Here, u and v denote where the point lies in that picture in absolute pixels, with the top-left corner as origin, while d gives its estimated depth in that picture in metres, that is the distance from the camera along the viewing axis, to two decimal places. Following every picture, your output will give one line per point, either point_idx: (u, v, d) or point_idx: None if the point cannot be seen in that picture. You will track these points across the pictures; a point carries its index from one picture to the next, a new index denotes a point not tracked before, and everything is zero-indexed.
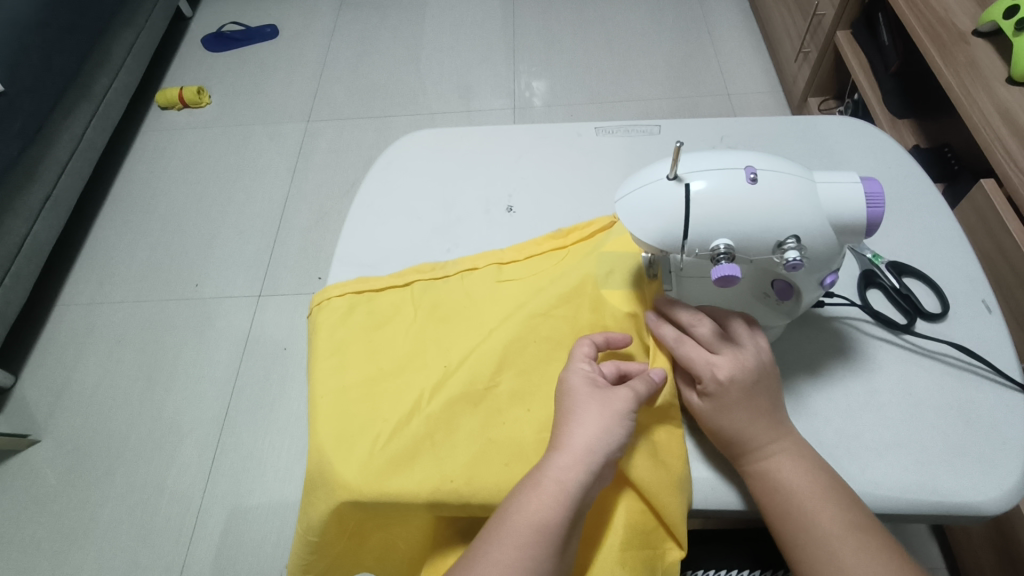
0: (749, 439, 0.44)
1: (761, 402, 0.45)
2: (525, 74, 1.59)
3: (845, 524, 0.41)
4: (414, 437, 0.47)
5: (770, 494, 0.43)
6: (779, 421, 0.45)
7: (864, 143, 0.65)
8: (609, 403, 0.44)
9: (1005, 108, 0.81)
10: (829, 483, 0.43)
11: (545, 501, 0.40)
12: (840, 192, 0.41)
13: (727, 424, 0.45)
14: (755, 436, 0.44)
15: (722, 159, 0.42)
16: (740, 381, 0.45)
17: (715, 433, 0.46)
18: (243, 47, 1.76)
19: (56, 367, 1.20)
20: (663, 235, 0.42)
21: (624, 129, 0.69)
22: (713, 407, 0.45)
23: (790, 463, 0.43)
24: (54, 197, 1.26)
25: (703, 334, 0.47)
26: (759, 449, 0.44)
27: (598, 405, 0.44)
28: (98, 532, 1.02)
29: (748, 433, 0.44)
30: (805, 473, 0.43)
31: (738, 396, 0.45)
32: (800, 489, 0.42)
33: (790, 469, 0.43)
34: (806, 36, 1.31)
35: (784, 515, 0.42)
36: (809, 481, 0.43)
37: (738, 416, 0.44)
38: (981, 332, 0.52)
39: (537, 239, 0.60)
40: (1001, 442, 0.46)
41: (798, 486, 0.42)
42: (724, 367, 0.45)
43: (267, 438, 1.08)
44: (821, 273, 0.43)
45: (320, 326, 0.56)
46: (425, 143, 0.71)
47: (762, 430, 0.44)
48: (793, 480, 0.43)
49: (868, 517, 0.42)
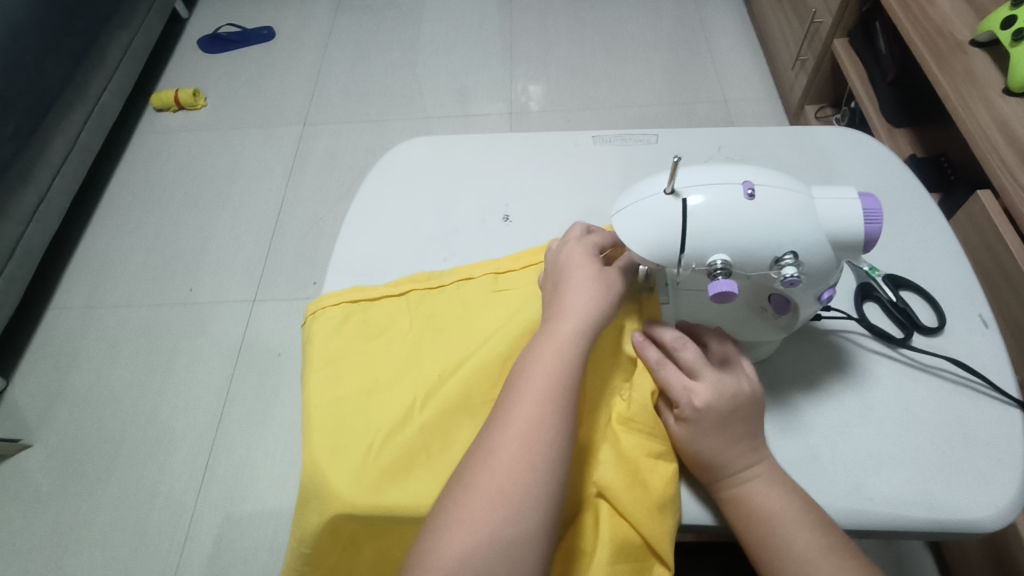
0: (725, 465, 0.44)
1: (736, 428, 0.44)
2: (523, 78, 1.59)
3: (822, 548, 0.40)
4: (410, 448, 0.47)
5: (746, 519, 0.43)
6: (756, 446, 0.44)
7: (862, 155, 0.65)
8: (598, 277, 0.48)
9: (1002, 119, 0.81)
10: (806, 507, 0.42)
11: (536, 387, 0.43)
12: (838, 208, 0.41)
13: (703, 448, 0.44)
14: (729, 461, 0.44)
15: (719, 174, 0.41)
16: (717, 408, 0.44)
17: (691, 456, 0.45)
18: (239, 49, 1.75)
19: (49, 371, 1.19)
20: (659, 249, 0.41)
21: (621, 138, 0.69)
22: (689, 432, 0.45)
23: (764, 486, 0.43)
24: (48, 199, 1.25)
25: (687, 358, 0.46)
26: (734, 474, 0.44)
27: (584, 277, 0.47)
28: (88, 539, 1.01)
29: (723, 459, 0.44)
30: (780, 496, 0.43)
31: (713, 421, 0.44)
32: (775, 513, 0.42)
33: (765, 493, 0.43)
34: (804, 44, 1.31)
35: (759, 537, 0.42)
36: (784, 504, 0.42)
37: (715, 441, 0.44)
38: (977, 347, 0.52)
39: (534, 248, 0.59)
40: (997, 458, 0.46)
41: (773, 511, 0.42)
42: (702, 395, 0.44)
43: (260, 444, 1.07)
44: (818, 288, 0.43)
45: (315, 336, 0.55)
46: (421, 150, 0.70)
47: (738, 455, 0.44)
48: (768, 504, 0.42)
49: (845, 540, 0.41)
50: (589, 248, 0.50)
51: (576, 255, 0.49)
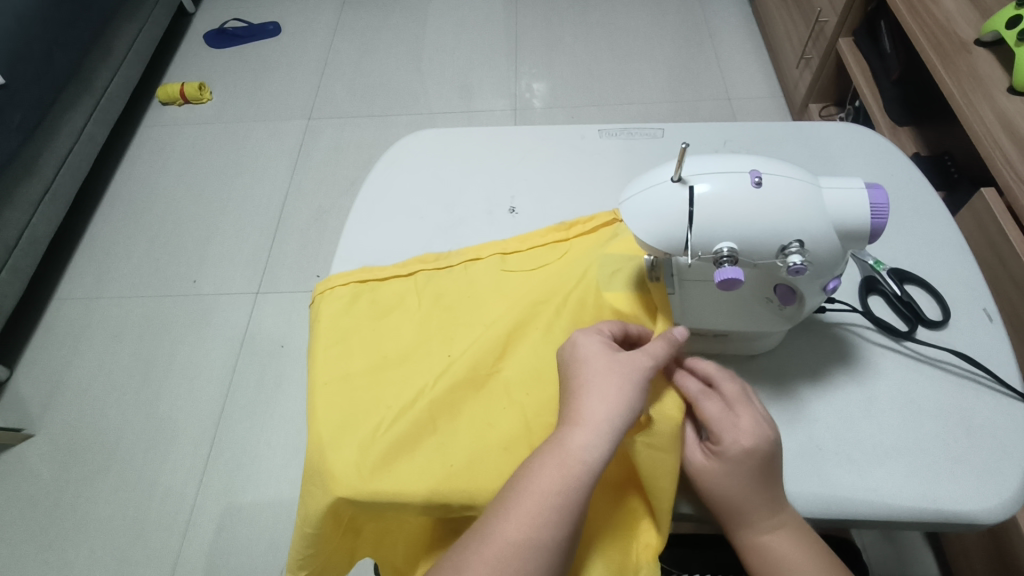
0: (749, 513, 0.43)
1: (765, 478, 0.43)
2: (527, 75, 1.59)
3: None
4: (416, 422, 0.47)
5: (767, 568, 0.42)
6: (776, 493, 0.43)
7: (866, 149, 0.65)
8: (624, 383, 0.42)
9: (1006, 117, 0.81)
10: (817, 553, 0.43)
11: (539, 491, 0.39)
12: (845, 197, 0.41)
13: (728, 492, 0.43)
14: (755, 509, 0.43)
15: (726, 163, 0.42)
16: (760, 453, 0.42)
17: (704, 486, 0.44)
18: (244, 44, 1.75)
19: (52, 360, 1.19)
20: (665, 237, 0.42)
21: (626, 132, 0.69)
22: (720, 472, 0.43)
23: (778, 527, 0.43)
24: (54, 190, 1.26)
25: (728, 392, 0.44)
26: (749, 519, 0.43)
27: (609, 385, 0.42)
28: (89, 529, 1.01)
29: (748, 506, 0.43)
30: (792, 541, 0.43)
31: (748, 468, 0.42)
32: (787, 561, 0.42)
33: (777, 534, 0.43)
34: (808, 43, 1.32)
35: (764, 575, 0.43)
36: (795, 547, 0.42)
37: (741, 487, 0.42)
38: (981, 341, 0.52)
39: (540, 230, 0.60)
40: (1000, 450, 0.46)
41: (784, 557, 0.42)
42: (746, 436, 0.42)
43: (263, 435, 1.07)
44: (824, 278, 0.43)
45: (324, 314, 0.55)
46: (427, 142, 0.71)
47: (761, 503, 0.43)
48: (788, 556, 0.42)
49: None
50: (604, 348, 0.44)
51: (591, 351, 0.44)
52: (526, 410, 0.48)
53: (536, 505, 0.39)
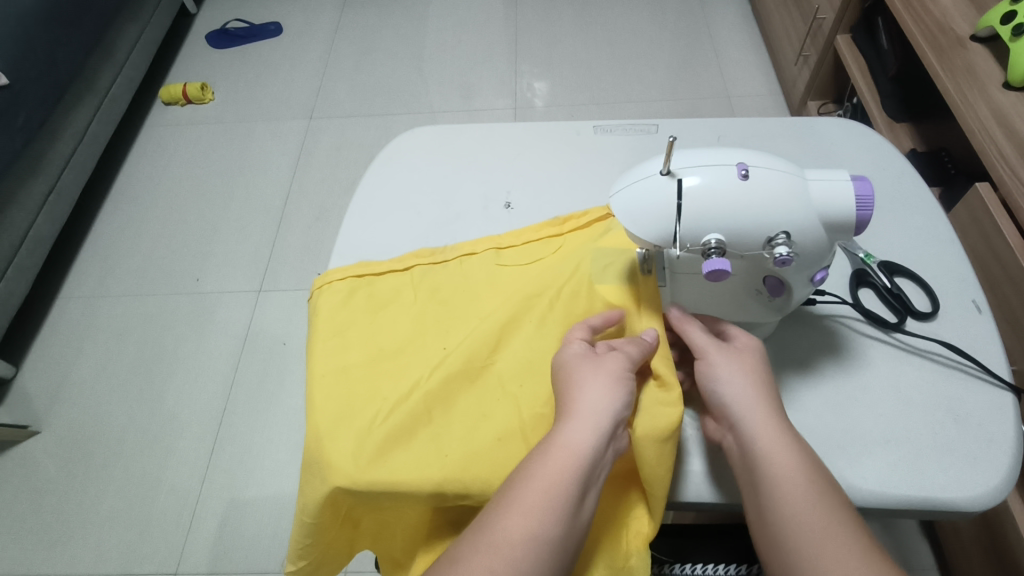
0: (755, 409, 0.43)
1: (766, 381, 0.45)
2: (528, 74, 1.60)
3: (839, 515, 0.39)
4: (411, 413, 0.48)
5: (776, 460, 0.41)
6: (768, 403, 0.44)
7: (858, 143, 0.66)
8: (612, 379, 0.44)
9: (1001, 112, 0.81)
10: (813, 469, 0.41)
11: (539, 482, 0.40)
12: (831, 189, 0.41)
13: (734, 393, 0.44)
14: (759, 407, 0.43)
15: (713, 156, 0.42)
16: (756, 356, 0.46)
17: (710, 395, 0.46)
18: (246, 44, 1.76)
19: (57, 358, 1.21)
20: (654, 229, 0.42)
21: (622, 128, 0.70)
22: (727, 369, 0.45)
23: (776, 437, 0.42)
24: (58, 190, 1.27)
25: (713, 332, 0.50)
26: (747, 426, 0.42)
27: (598, 382, 0.44)
28: (94, 524, 1.02)
29: (754, 402, 0.43)
30: (790, 458, 0.41)
31: (750, 361, 0.46)
32: (792, 459, 0.41)
33: (775, 442, 0.42)
34: (806, 40, 1.32)
35: (759, 485, 0.41)
36: (792, 464, 0.41)
37: (745, 383, 0.44)
38: (971, 332, 0.53)
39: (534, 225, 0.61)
40: (987, 439, 0.47)
41: (779, 465, 0.41)
42: (744, 340, 0.47)
43: (265, 430, 1.08)
44: (812, 270, 0.44)
45: (322, 308, 0.56)
46: (425, 139, 0.71)
47: (763, 403, 0.44)
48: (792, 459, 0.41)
49: (853, 519, 0.39)
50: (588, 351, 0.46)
51: (575, 355, 0.46)
52: (520, 401, 0.49)
53: (538, 493, 0.39)
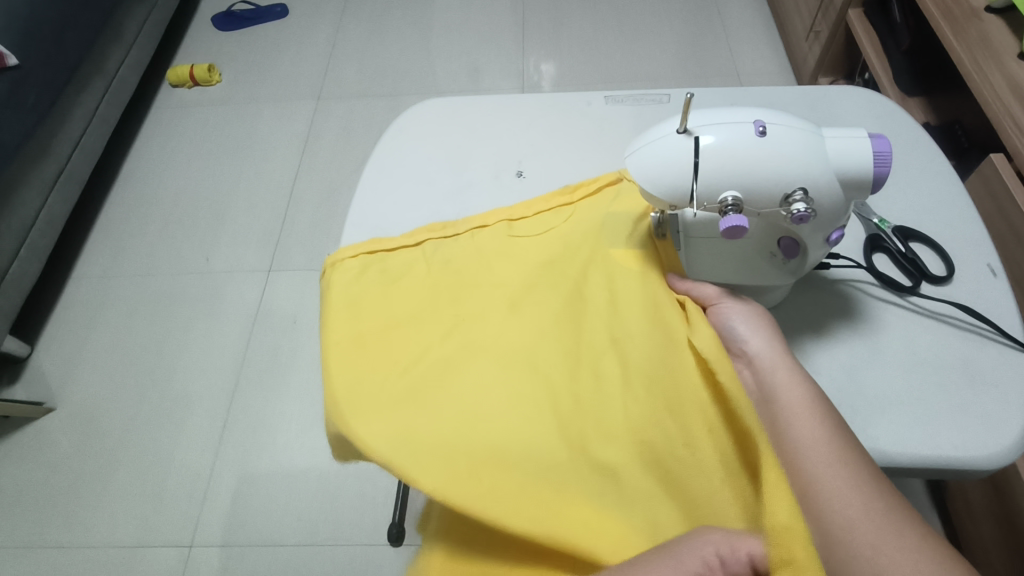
0: (765, 348, 0.45)
1: (775, 330, 0.47)
2: (535, 55, 1.59)
3: (842, 441, 0.40)
4: (428, 377, 0.48)
5: (786, 391, 0.42)
6: (779, 344, 0.45)
7: (873, 111, 0.65)
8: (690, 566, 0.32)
9: (1017, 83, 0.81)
10: (823, 403, 0.42)
11: None
12: (849, 146, 0.41)
13: (746, 334, 0.46)
14: (769, 346, 0.45)
15: (731, 114, 0.42)
16: (761, 311, 0.48)
17: (722, 336, 0.47)
18: (252, 26, 1.76)
19: (71, 337, 1.22)
20: (671, 187, 0.42)
21: (633, 98, 0.69)
22: (734, 312, 0.47)
23: (790, 374, 0.43)
24: (67, 171, 1.28)
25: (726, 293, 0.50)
26: (762, 361, 0.44)
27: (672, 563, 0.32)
28: (110, 498, 1.04)
29: (766, 342, 0.45)
30: (801, 392, 0.42)
31: (758, 312, 0.48)
32: (797, 395, 0.42)
33: (786, 375, 0.43)
34: (818, 15, 1.30)
35: (772, 411, 0.42)
36: (803, 396, 0.42)
37: (753, 327, 0.46)
38: (985, 295, 0.53)
39: (544, 196, 0.61)
40: (1001, 399, 0.47)
41: (793, 397, 0.42)
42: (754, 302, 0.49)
43: (278, 407, 1.09)
44: (827, 230, 0.44)
45: (336, 283, 0.57)
46: (436, 110, 0.71)
47: (774, 344, 0.45)
48: (799, 390, 0.42)
49: (860, 452, 0.40)
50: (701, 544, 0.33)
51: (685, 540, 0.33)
52: None
53: None
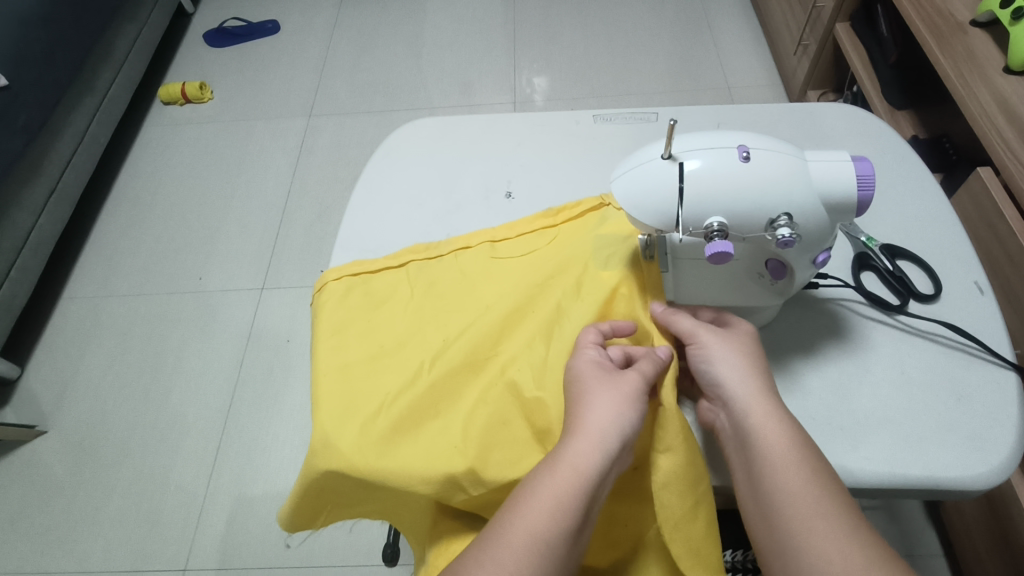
0: (739, 391, 0.43)
1: (760, 365, 0.45)
2: (526, 69, 1.60)
3: (826, 496, 0.39)
4: (413, 402, 0.48)
5: (764, 440, 0.41)
6: (763, 381, 0.44)
7: (859, 128, 0.66)
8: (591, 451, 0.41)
9: (1003, 98, 0.81)
10: (807, 448, 0.41)
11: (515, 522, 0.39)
12: (832, 170, 0.42)
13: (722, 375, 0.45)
14: (744, 386, 0.44)
15: (715, 138, 0.42)
16: (742, 341, 0.46)
17: (704, 377, 0.46)
18: (244, 43, 1.76)
19: (63, 359, 1.21)
20: (656, 212, 0.43)
21: (622, 116, 0.70)
22: (712, 343, 0.46)
23: (766, 415, 0.42)
24: (58, 191, 1.27)
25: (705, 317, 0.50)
26: (738, 405, 0.43)
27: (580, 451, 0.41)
28: (103, 522, 1.03)
29: (741, 382, 0.44)
30: (779, 434, 0.41)
31: (742, 344, 0.46)
32: (772, 444, 0.41)
33: (765, 419, 0.42)
34: (806, 29, 1.32)
35: (752, 460, 0.41)
36: (782, 442, 0.41)
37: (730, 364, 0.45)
38: (973, 313, 0.53)
39: (528, 217, 0.61)
40: (991, 418, 0.47)
41: (769, 437, 0.41)
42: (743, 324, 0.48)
43: (271, 428, 1.09)
44: (814, 251, 0.44)
45: (321, 308, 0.57)
46: (425, 129, 0.72)
47: (753, 383, 0.44)
48: (775, 438, 0.41)
49: (847, 502, 0.39)
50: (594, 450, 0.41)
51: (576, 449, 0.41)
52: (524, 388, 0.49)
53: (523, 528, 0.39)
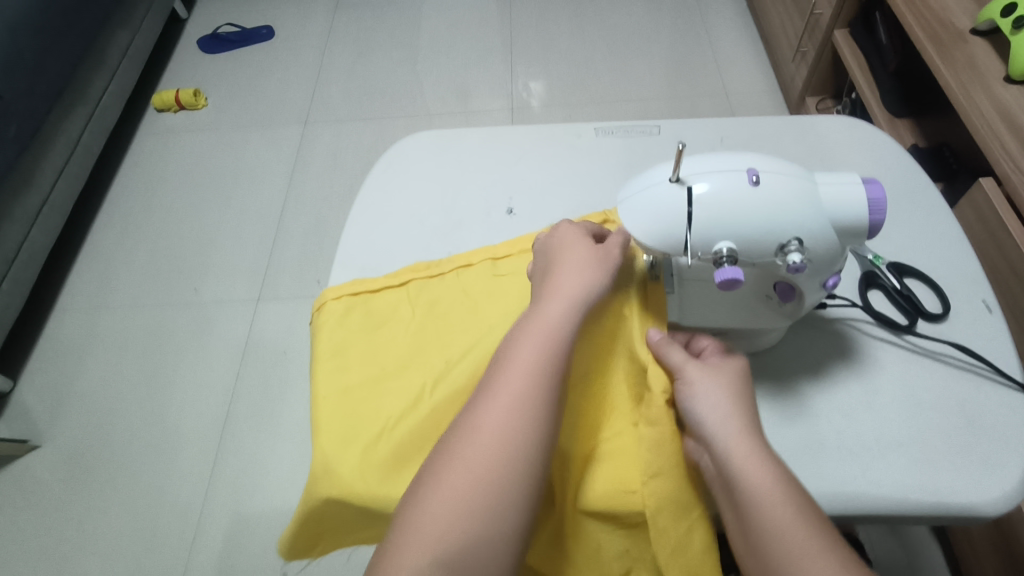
0: (720, 431, 0.42)
1: (742, 400, 0.44)
2: (524, 75, 1.59)
3: (817, 541, 0.37)
4: (415, 427, 0.47)
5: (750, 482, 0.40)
6: (744, 417, 0.43)
7: (864, 142, 0.65)
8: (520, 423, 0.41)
9: (1004, 107, 0.81)
10: (790, 488, 0.40)
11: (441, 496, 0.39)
12: (842, 193, 0.41)
13: (702, 414, 0.43)
14: (725, 425, 0.42)
15: (723, 161, 0.42)
16: (727, 372, 0.45)
17: (687, 415, 0.44)
18: (239, 49, 1.75)
19: (56, 371, 1.20)
20: (664, 236, 0.42)
21: (623, 130, 0.69)
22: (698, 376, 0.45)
23: (749, 454, 0.41)
24: (51, 201, 1.26)
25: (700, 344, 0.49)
26: (720, 444, 0.42)
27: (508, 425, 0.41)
28: (97, 539, 1.01)
29: (722, 420, 0.42)
30: (765, 474, 0.40)
31: (728, 375, 0.45)
32: (758, 486, 0.40)
33: (749, 460, 0.41)
34: (804, 36, 1.31)
35: (739, 503, 0.40)
36: (768, 483, 0.40)
37: (710, 401, 0.43)
38: (982, 332, 0.52)
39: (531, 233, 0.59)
40: (1002, 441, 0.47)
41: (755, 479, 0.40)
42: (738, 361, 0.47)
43: (268, 441, 1.07)
44: (824, 275, 0.43)
45: (321, 328, 0.56)
46: (425, 143, 0.71)
47: (733, 421, 0.42)
48: (760, 479, 0.40)
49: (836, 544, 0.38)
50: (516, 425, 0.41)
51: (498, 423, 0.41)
52: None
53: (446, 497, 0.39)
